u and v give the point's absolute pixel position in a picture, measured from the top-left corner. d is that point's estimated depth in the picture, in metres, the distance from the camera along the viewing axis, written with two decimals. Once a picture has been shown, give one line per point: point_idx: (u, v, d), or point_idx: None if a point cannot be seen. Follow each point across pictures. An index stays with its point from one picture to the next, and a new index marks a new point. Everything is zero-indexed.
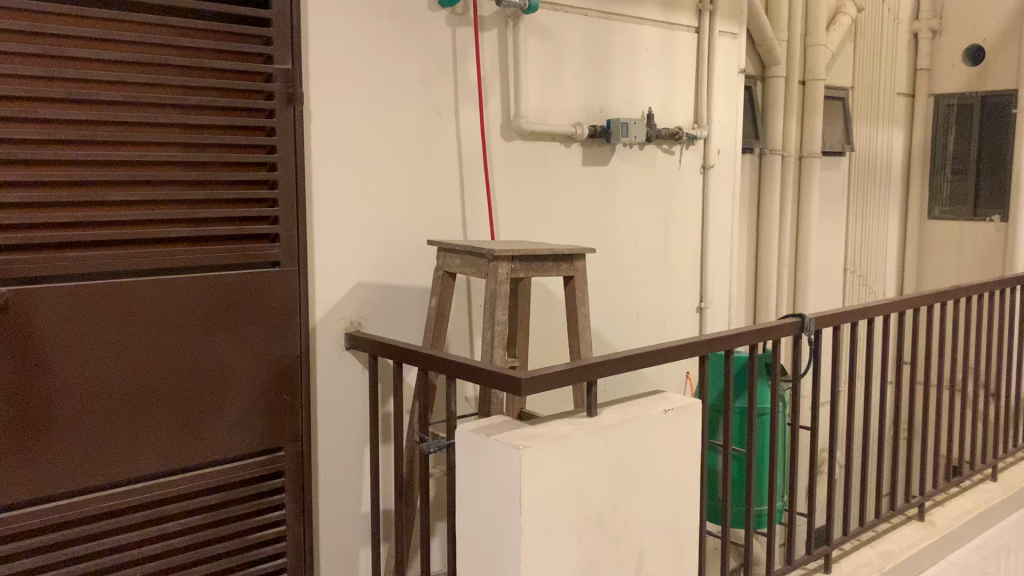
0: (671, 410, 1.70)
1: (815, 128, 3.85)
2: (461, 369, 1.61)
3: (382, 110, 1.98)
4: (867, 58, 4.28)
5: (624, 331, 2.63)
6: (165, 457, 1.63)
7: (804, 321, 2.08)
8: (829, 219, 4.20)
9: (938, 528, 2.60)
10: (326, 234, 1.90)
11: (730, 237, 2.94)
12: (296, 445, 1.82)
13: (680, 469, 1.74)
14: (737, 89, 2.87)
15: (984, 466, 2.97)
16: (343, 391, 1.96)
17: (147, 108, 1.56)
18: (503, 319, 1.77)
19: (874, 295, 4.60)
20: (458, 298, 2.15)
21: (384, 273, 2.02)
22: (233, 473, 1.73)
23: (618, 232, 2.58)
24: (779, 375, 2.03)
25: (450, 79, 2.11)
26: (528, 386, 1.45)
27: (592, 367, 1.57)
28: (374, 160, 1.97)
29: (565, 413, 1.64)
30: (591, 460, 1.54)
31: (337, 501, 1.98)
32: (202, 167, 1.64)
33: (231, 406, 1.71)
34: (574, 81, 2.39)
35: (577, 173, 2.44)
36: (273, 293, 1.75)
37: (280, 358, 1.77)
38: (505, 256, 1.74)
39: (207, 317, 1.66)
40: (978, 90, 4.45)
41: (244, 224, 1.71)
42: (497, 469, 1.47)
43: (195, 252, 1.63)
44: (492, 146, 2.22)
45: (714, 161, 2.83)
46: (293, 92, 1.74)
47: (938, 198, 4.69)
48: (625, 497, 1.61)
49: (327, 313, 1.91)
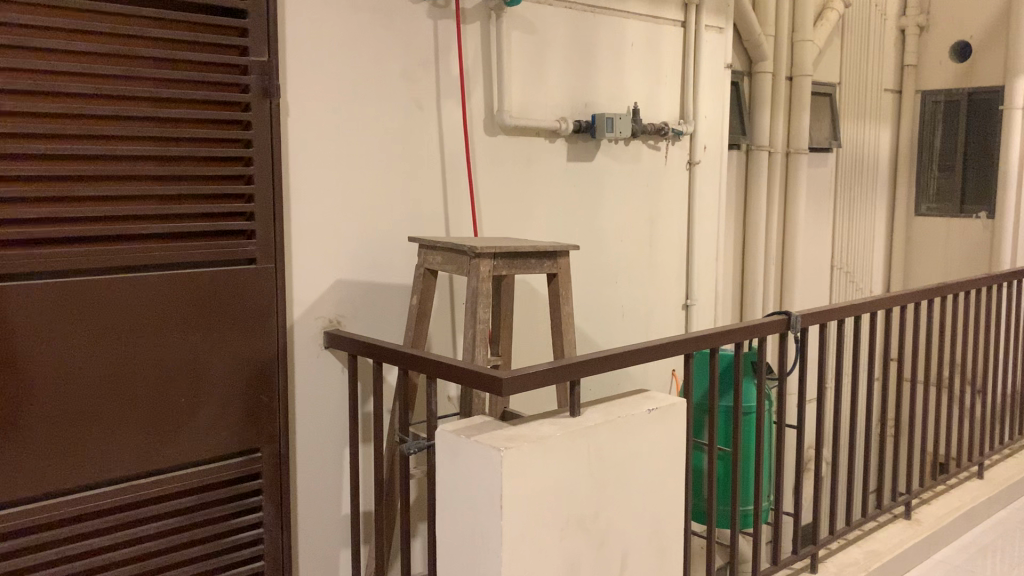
0: (654, 410, 1.67)
1: (802, 125, 3.83)
2: (442, 368, 1.57)
3: (362, 104, 1.94)
4: (854, 54, 4.26)
5: (609, 329, 2.60)
6: (140, 459, 1.59)
7: (791, 318, 2.06)
8: (817, 215, 4.19)
9: (924, 526, 2.59)
10: (304, 231, 1.86)
11: (716, 233, 2.92)
12: (273, 446, 1.79)
13: (664, 470, 1.71)
14: (723, 84, 2.84)
15: (971, 464, 2.97)
16: (322, 392, 1.92)
17: (119, 101, 1.52)
18: (485, 318, 1.73)
19: (862, 291, 4.59)
20: (440, 295, 2.12)
21: (364, 271, 1.98)
22: (210, 475, 1.69)
23: (604, 228, 2.55)
24: (765, 373, 1.99)
25: (432, 73, 2.07)
26: (510, 387, 1.42)
27: (574, 367, 1.54)
28: (354, 156, 1.94)
29: (547, 413, 1.61)
30: (573, 461, 1.51)
31: (316, 504, 1.94)
32: (177, 162, 1.60)
33: (207, 407, 1.67)
34: (559, 76, 2.36)
35: (561, 169, 2.41)
36: (250, 291, 1.71)
37: (258, 358, 1.74)
38: (487, 253, 1.70)
39: (182, 315, 1.62)
40: (965, 87, 4.44)
41: (219, 220, 1.67)
42: (477, 471, 1.44)
43: (169, 249, 1.59)
44: (475, 141, 2.19)
45: (701, 157, 2.80)
46: (270, 86, 1.71)
47: (925, 194, 4.68)
48: (608, 498, 1.59)
49: (305, 312, 1.88)
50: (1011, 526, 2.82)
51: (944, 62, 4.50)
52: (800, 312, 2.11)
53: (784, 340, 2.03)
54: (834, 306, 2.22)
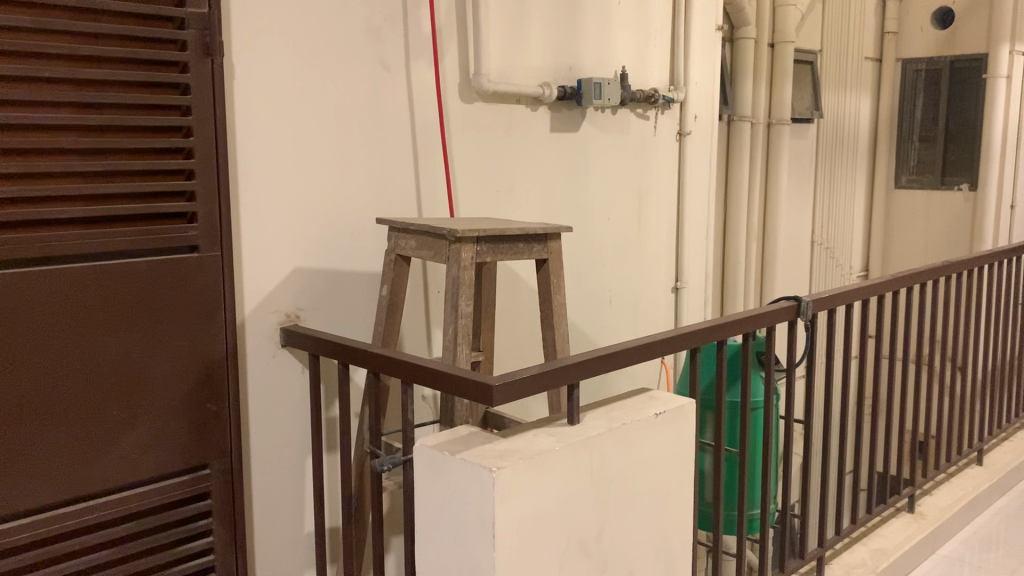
0: (663, 413, 1.46)
1: (785, 93, 3.63)
2: (420, 372, 1.35)
3: (320, 63, 1.69)
4: (836, 19, 4.05)
5: (595, 314, 2.40)
6: (64, 485, 1.35)
7: (802, 304, 1.86)
8: (798, 190, 3.99)
9: (928, 519, 2.44)
10: (256, 213, 1.62)
11: (707, 208, 2.72)
12: (224, 460, 1.55)
13: (672, 479, 1.51)
14: (714, 47, 2.64)
15: (970, 450, 2.82)
16: (281, 397, 1.69)
17: (30, 59, 1.26)
18: (468, 310, 1.51)
19: (842, 269, 4.42)
20: (413, 283, 1.89)
21: (326, 257, 1.74)
22: (148, 499, 1.45)
23: (590, 205, 2.34)
24: (774, 365, 1.81)
25: (401, 30, 1.83)
26: (501, 395, 1.21)
27: (572, 369, 1.33)
28: (314, 126, 1.69)
29: (541, 420, 1.40)
30: (573, 477, 1.30)
31: (277, 520, 1.72)
32: (99, 133, 1.35)
33: (143, 421, 1.43)
34: (540, 35, 2.13)
35: (544, 139, 2.18)
36: (192, 283, 1.47)
37: (202, 361, 1.49)
38: (469, 237, 1.48)
39: (113, 313, 1.38)
40: (947, 55, 4.28)
41: (154, 201, 1.42)
42: (465, 495, 1.23)
43: (93, 237, 1.35)
44: (449, 108, 1.95)
45: (691, 128, 2.61)
46: (212, 41, 1.45)
47: (905, 165, 4.49)
48: (612, 517, 1.38)
49: (258, 306, 1.63)
50: (1013, 513, 2.68)
51: (925, 29, 4.30)
52: (811, 296, 1.91)
53: (794, 328, 1.84)
54: (843, 288, 2.03)
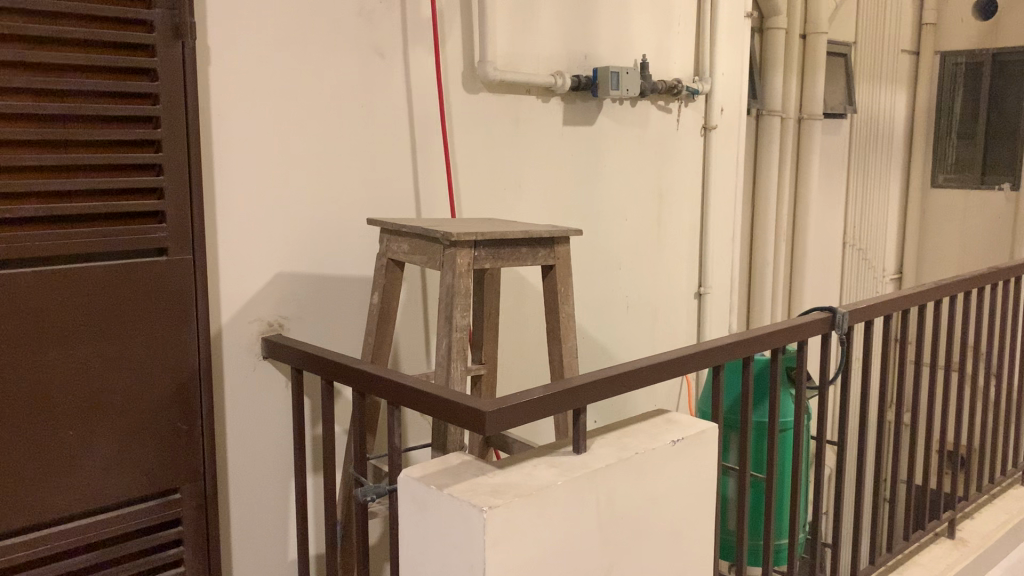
0: (681, 440, 1.31)
1: (817, 86, 3.44)
2: (407, 393, 1.21)
3: (307, 48, 1.55)
4: (871, 10, 3.85)
5: (611, 320, 2.24)
6: (9, 515, 1.21)
7: (836, 316, 1.69)
8: (829, 188, 3.80)
9: (970, 546, 2.26)
10: (233, 212, 1.48)
11: (733, 207, 2.55)
12: (196, 484, 1.41)
13: (691, 512, 1.35)
14: (742, 37, 2.47)
15: (1014, 470, 2.63)
16: (261, 414, 1.56)
17: None
18: (464, 321, 1.36)
19: (875, 272, 4.21)
20: (410, 290, 1.75)
21: (312, 261, 1.60)
22: (109, 528, 1.32)
23: (606, 203, 2.18)
24: (806, 382, 1.63)
25: (398, 13, 1.68)
26: (495, 423, 1.06)
27: (576, 393, 1.17)
28: (298, 118, 1.55)
29: (542, 448, 1.25)
30: (576, 514, 1.15)
31: (255, 549, 1.58)
32: (56, 122, 1.21)
33: (102, 439, 1.29)
34: (553, 20, 1.97)
35: (556, 133, 2.03)
36: (161, 290, 1.33)
37: (171, 376, 1.36)
38: (465, 240, 1.33)
39: (68, 322, 1.24)
40: (989, 47, 4.05)
41: (119, 199, 1.28)
42: (452, 534, 1.08)
43: (48, 239, 1.21)
44: (451, 99, 1.80)
45: (716, 122, 2.44)
46: (183, 22, 1.31)
47: (942, 163, 4.29)
48: (622, 557, 1.23)
49: (235, 314, 1.50)
50: None
51: (967, 20, 4.07)
52: (847, 306, 1.73)
53: (827, 342, 1.66)
54: (878, 297, 1.85)
